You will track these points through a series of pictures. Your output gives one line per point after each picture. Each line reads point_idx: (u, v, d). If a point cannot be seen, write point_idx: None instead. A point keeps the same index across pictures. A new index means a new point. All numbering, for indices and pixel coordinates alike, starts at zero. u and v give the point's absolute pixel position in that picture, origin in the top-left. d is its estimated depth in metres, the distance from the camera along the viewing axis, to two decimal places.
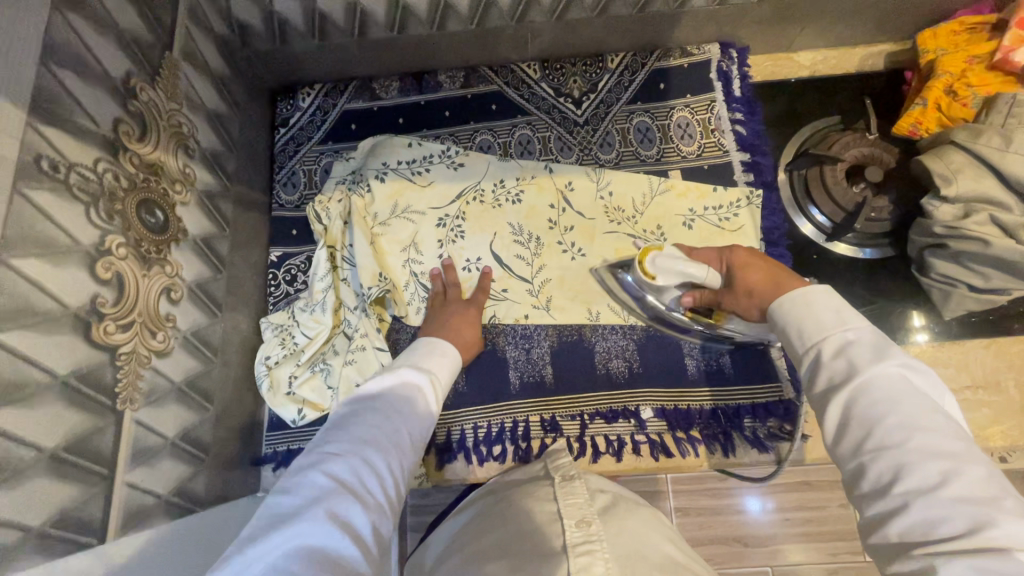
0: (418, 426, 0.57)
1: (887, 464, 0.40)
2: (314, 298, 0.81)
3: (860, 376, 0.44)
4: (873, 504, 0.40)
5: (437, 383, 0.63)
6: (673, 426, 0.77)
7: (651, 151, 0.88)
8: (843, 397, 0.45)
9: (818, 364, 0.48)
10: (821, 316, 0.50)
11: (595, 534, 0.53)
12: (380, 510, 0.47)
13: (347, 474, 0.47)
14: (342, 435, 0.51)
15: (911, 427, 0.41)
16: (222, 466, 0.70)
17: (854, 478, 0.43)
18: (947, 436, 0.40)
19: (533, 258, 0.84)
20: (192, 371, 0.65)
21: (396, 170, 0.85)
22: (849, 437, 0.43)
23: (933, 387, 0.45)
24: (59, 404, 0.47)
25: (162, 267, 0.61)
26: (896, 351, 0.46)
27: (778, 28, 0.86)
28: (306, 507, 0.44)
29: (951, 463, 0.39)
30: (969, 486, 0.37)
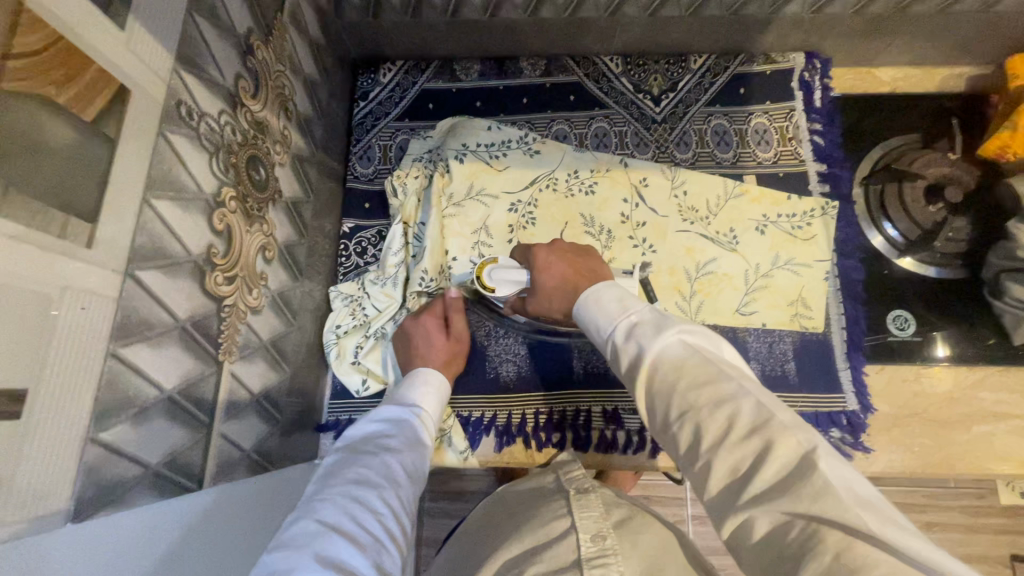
0: (409, 466, 0.58)
1: (688, 427, 0.41)
2: (386, 272, 0.81)
3: (643, 357, 0.46)
4: (698, 471, 0.40)
5: (420, 425, 0.64)
6: None
7: (728, 154, 0.88)
8: (642, 378, 0.45)
9: (618, 349, 0.49)
10: (606, 307, 0.52)
11: (611, 550, 0.52)
12: (377, 549, 0.46)
13: (336, 514, 0.47)
14: (330, 484, 0.51)
15: (697, 384, 0.42)
16: (290, 428, 0.71)
17: (677, 450, 0.43)
18: (715, 374, 0.42)
19: (603, 250, 0.84)
20: (275, 330, 0.66)
21: (474, 151, 0.85)
22: (658, 418, 0.44)
23: (692, 332, 0.46)
24: (179, 349, 0.48)
25: (261, 226, 0.61)
26: (659, 319, 0.48)
27: (866, 42, 0.86)
28: (296, 553, 0.43)
29: (732, 405, 0.40)
30: (739, 419, 0.39)
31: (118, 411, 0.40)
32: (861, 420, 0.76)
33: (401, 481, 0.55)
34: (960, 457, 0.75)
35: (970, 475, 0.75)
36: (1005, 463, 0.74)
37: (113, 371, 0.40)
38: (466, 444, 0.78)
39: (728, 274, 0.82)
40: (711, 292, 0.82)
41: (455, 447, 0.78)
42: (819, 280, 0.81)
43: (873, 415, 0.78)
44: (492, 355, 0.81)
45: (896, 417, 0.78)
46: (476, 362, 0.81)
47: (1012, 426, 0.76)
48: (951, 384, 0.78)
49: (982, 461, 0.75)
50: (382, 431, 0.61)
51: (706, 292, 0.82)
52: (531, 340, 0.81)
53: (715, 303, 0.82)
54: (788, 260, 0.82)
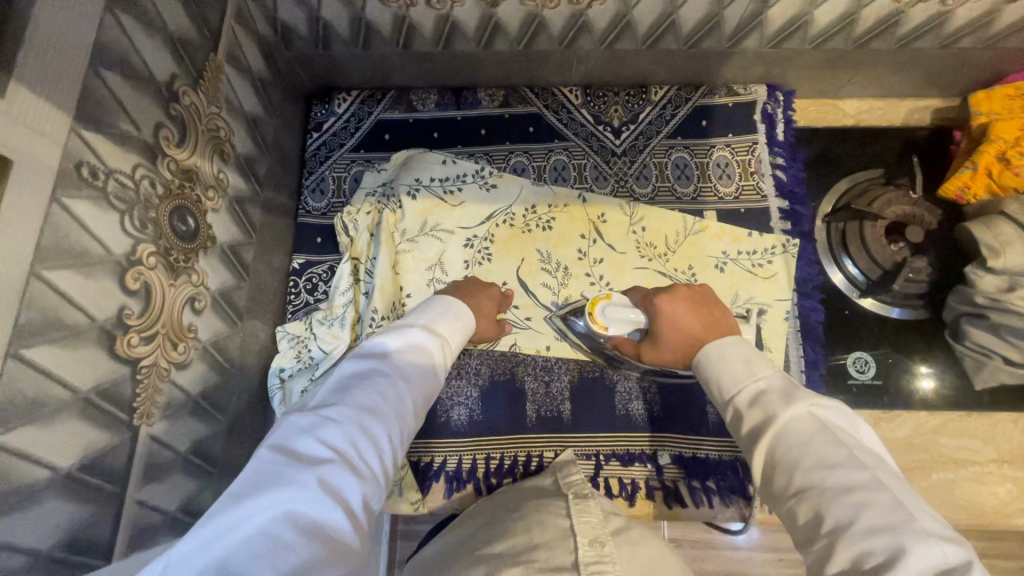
0: (420, 400, 0.56)
1: (809, 506, 0.42)
2: (333, 312, 0.79)
3: (768, 430, 0.47)
4: (810, 551, 0.41)
5: (443, 355, 0.62)
6: (689, 474, 0.75)
7: (688, 188, 0.86)
8: (763, 451, 0.47)
9: (738, 413, 0.51)
10: (734, 366, 0.54)
11: (609, 556, 0.50)
12: (372, 484, 0.46)
13: (343, 441, 0.46)
14: (345, 399, 0.50)
15: (824, 467, 0.43)
16: (229, 478, 0.68)
17: (791, 523, 0.44)
18: (847, 466, 0.43)
19: (560, 287, 0.82)
20: (208, 382, 0.63)
21: (428, 187, 0.83)
22: (772, 490, 0.46)
23: (833, 412, 0.47)
24: (80, 422, 0.45)
25: (189, 276, 0.59)
26: (789, 390, 0.49)
27: (828, 75, 0.84)
28: (303, 469, 0.43)
29: (863, 494, 0.41)
30: (866, 510, 0.40)
31: None
32: None
33: (411, 415, 0.54)
34: None
35: None
36: (963, 510, 0.73)
37: None
38: (410, 489, 0.76)
39: None
40: None
41: (400, 493, 0.76)
42: (779, 321, 0.78)
43: None
44: (444, 398, 0.79)
45: None
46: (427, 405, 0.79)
47: (971, 472, 0.75)
48: (911, 429, 0.76)
49: (939, 508, 0.73)
50: (405, 354, 0.58)
51: None
52: (484, 383, 0.79)
53: None
54: (748, 299, 0.80)
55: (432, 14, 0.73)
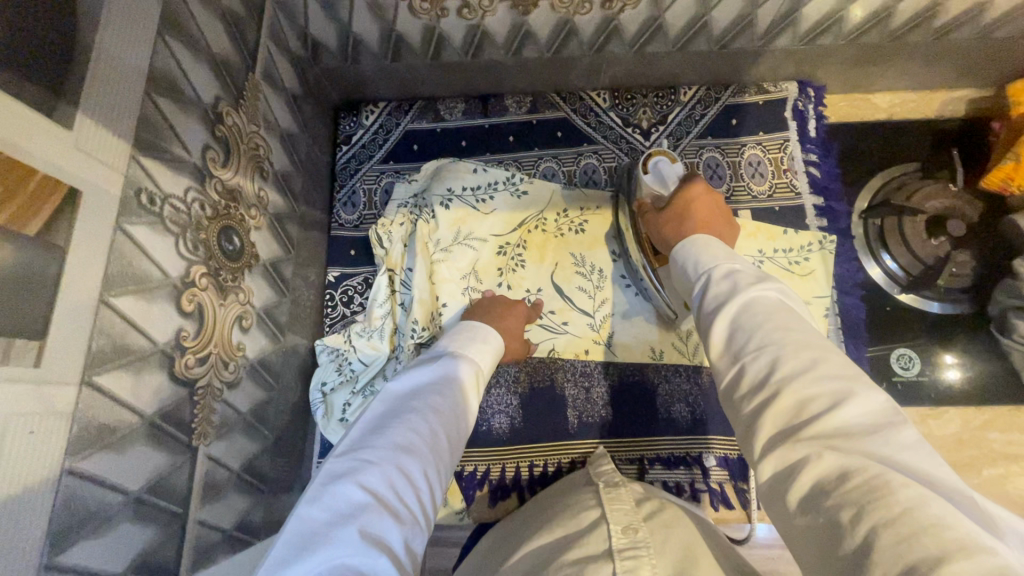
0: (456, 431, 0.54)
1: (763, 357, 0.40)
2: (372, 324, 0.78)
3: (728, 303, 0.46)
4: (753, 400, 0.39)
5: (472, 384, 0.60)
6: (735, 476, 0.74)
7: (721, 188, 0.85)
8: (725, 315, 0.45)
9: (707, 286, 0.49)
10: (714, 252, 0.53)
11: (643, 542, 0.48)
12: (413, 528, 0.43)
13: (383, 485, 0.44)
14: (379, 439, 0.48)
15: (782, 328, 0.41)
16: (277, 493, 0.69)
17: (736, 382, 0.42)
18: (791, 332, 0.41)
19: (595, 291, 0.82)
20: (256, 399, 0.64)
21: (460, 196, 0.83)
22: (721, 364, 0.44)
23: (787, 292, 0.46)
24: (147, 446, 0.46)
25: (236, 295, 0.59)
26: (748, 271, 0.49)
27: (861, 69, 0.83)
28: (343, 520, 0.40)
29: (817, 352, 0.39)
30: (803, 363, 0.38)
31: (74, 531, 0.39)
32: None
33: (447, 449, 0.52)
34: None
35: None
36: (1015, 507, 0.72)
37: (69, 489, 0.38)
38: (454, 498, 0.77)
39: None
40: None
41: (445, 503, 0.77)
42: (821, 319, 0.77)
43: None
44: (484, 407, 0.79)
45: None
46: None
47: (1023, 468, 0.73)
48: (959, 425, 0.75)
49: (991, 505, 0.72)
50: (436, 386, 0.56)
51: None
52: (523, 389, 0.79)
53: None
54: None
55: (463, 24, 0.73)
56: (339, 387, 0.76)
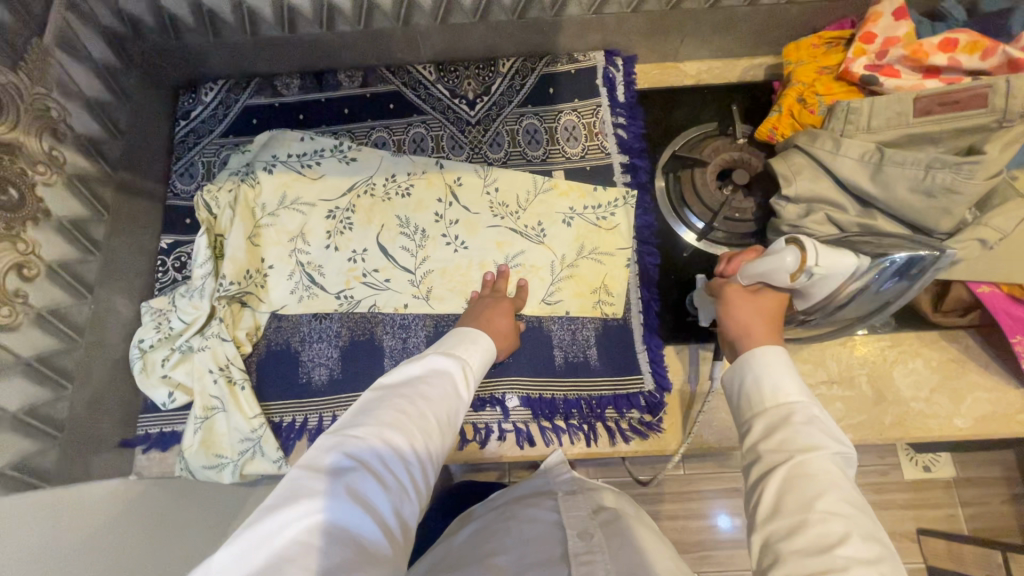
0: (453, 413, 0.56)
1: (830, 527, 0.42)
2: (193, 284, 0.81)
3: (801, 456, 0.46)
4: (805, 564, 0.40)
5: (468, 372, 0.61)
6: (536, 414, 0.79)
7: (538, 151, 0.91)
8: (791, 461, 0.46)
9: (783, 419, 0.49)
10: (791, 380, 0.51)
11: (598, 546, 0.53)
12: (401, 492, 0.48)
13: (365, 455, 0.48)
14: (373, 417, 0.51)
15: (849, 504, 0.43)
16: (81, 442, 0.71)
17: (783, 538, 0.43)
18: (862, 519, 0.43)
19: (418, 249, 0.87)
20: (46, 347, 0.66)
21: (285, 162, 0.88)
22: (761, 502, 0.46)
23: (847, 459, 0.48)
24: None
25: (14, 244, 0.62)
26: (829, 424, 0.49)
27: (658, 38, 0.91)
28: (329, 485, 0.45)
29: (882, 547, 0.41)
30: (868, 555, 0.40)
31: None
32: (658, 400, 0.78)
33: (442, 425, 0.54)
34: None
35: None
36: None
37: None
38: (269, 446, 0.77)
39: (535, 266, 0.85)
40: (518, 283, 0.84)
41: (260, 454, 0.77)
42: (620, 267, 0.84)
43: (669, 393, 0.78)
44: (305, 360, 0.82)
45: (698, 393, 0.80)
46: (288, 369, 0.82)
47: None
48: None
49: None
50: (429, 374, 0.57)
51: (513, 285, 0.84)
52: (344, 343, 0.83)
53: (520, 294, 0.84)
54: (592, 250, 0.85)
55: None
56: (159, 343, 0.79)
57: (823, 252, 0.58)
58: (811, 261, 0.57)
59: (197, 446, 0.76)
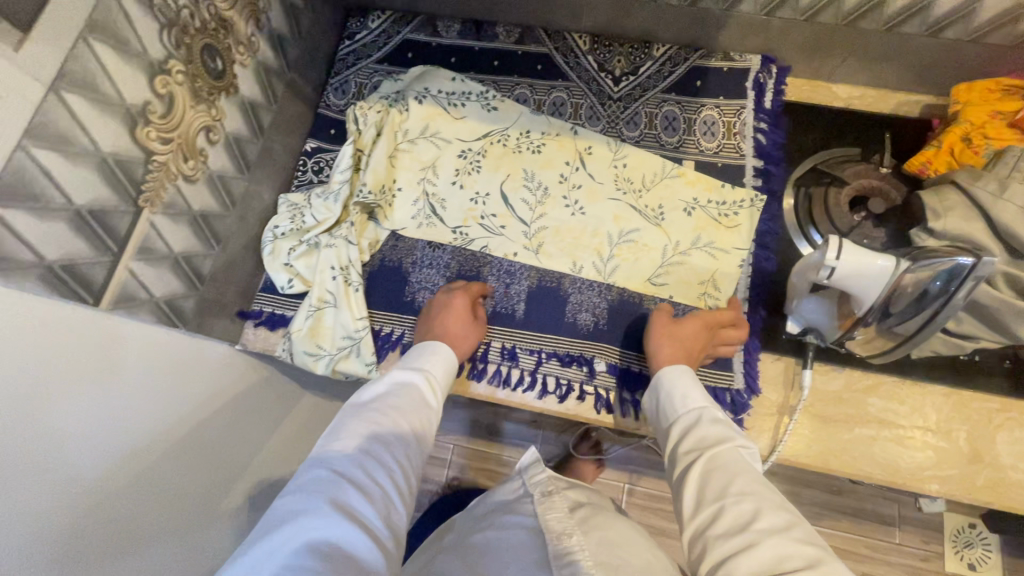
0: (422, 421, 0.65)
1: (744, 505, 0.52)
2: (330, 187, 0.87)
3: (710, 451, 0.59)
4: (726, 541, 0.51)
5: (429, 382, 0.69)
6: (620, 385, 0.80)
7: (673, 138, 0.92)
8: (699, 462, 0.58)
9: (694, 424, 0.63)
10: (693, 391, 0.67)
11: None
12: (386, 500, 0.56)
13: (347, 469, 0.56)
14: (349, 435, 0.59)
15: (755, 483, 0.54)
16: (212, 301, 0.78)
17: (708, 525, 0.53)
18: (768, 495, 0.54)
19: (537, 204, 0.90)
20: (209, 207, 0.73)
21: (435, 96, 0.93)
22: (686, 499, 0.57)
23: (756, 456, 0.60)
24: (100, 177, 0.56)
25: (209, 108, 0.69)
26: (727, 424, 0.62)
27: (819, 53, 0.90)
28: (314, 498, 0.52)
29: (792, 515, 0.52)
30: (776, 522, 0.50)
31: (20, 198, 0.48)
32: (744, 400, 0.78)
33: (414, 437, 0.63)
34: (836, 453, 0.77)
35: (844, 474, 0.76)
36: (877, 466, 0.76)
37: (20, 164, 0.47)
38: (366, 350, 0.82)
39: (647, 245, 0.86)
40: (627, 258, 0.86)
41: (355, 354, 0.82)
42: (732, 266, 0.84)
43: (757, 397, 0.79)
44: (413, 282, 0.87)
45: (785, 406, 0.79)
46: (396, 285, 0.87)
47: (894, 433, 0.77)
48: (841, 384, 0.79)
49: (855, 460, 0.76)
50: (394, 390, 0.66)
51: (622, 258, 0.86)
52: (451, 276, 0.87)
53: (628, 268, 0.85)
54: (707, 243, 0.86)
55: None
56: (290, 233, 0.85)
57: (848, 249, 0.60)
58: (828, 257, 0.60)
59: (304, 332, 0.82)
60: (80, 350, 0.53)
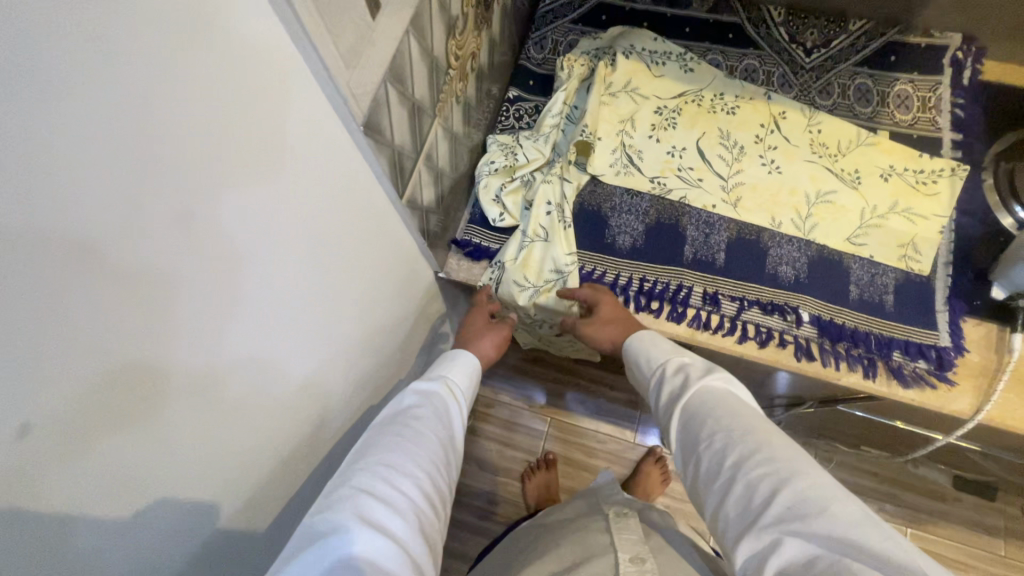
0: (450, 432, 0.60)
1: (717, 443, 0.51)
2: (541, 131, 0.93)
3: (686, 400, 0.57)
4: (712, 493, 0.50)
5: (451, 393, 0.65)
6: (823, 335, 0.82)
7: (867, 109, 0.95)
8: (678, 418, 0.57)
9: (664, 378, 0.62)
10: (653, 349, 0.66)
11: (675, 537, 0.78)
12: (417, 513, 0.48)
13: (372, 483, 0.48)
14: (370, 453, 0.52)
15: (729, 414, 0.53)
16: (439, 224, 0.83)
17: (699, 480, 0.52)
18: (761, 427, 0.51)
19: (733, 161, 0.93)
20: (457, 131, 0.78)
21: (639, 53, 0.97)
22: (675, 455, 0.56)
23: (735, 386, 0.58)
24: (427, 76, 0.61)
25: (477, 36, 0.75)
26: (700, 370, 0.61)
27: (1022, 35, 0.92)
28: (337, 517, 0.44)
29: (757, 436, 0.50)
30: (743, 453, 0.49)
31: (397, 76, 0.53)
32: (951, 358, 0.80)
33: (441, 447, 0.57)
34: None
35: None
36: None
37: (403, 44, 0.52)
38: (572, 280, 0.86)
39: (845, 207, 0.89)
40: (825, 217, 0.88)
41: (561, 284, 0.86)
42: (932, 232, 0.86)
43: (963, 357, 0.81)
44: (613, 225, 0.91)
45: (991, 369, 0.79)
46: (598, 227, 0.91)
47: None
48: None
49: None
50: (417, 399, 0.61)
51: (820, 217, 0.88)
52: (651, 223, 0.91)
53: (826, 227, 0.88)
54: (906, 209, 0.88)
55: None
56: (502, 169, 0.91)
57: None
58: None
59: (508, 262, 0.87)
60: (366, 257, 0.63)
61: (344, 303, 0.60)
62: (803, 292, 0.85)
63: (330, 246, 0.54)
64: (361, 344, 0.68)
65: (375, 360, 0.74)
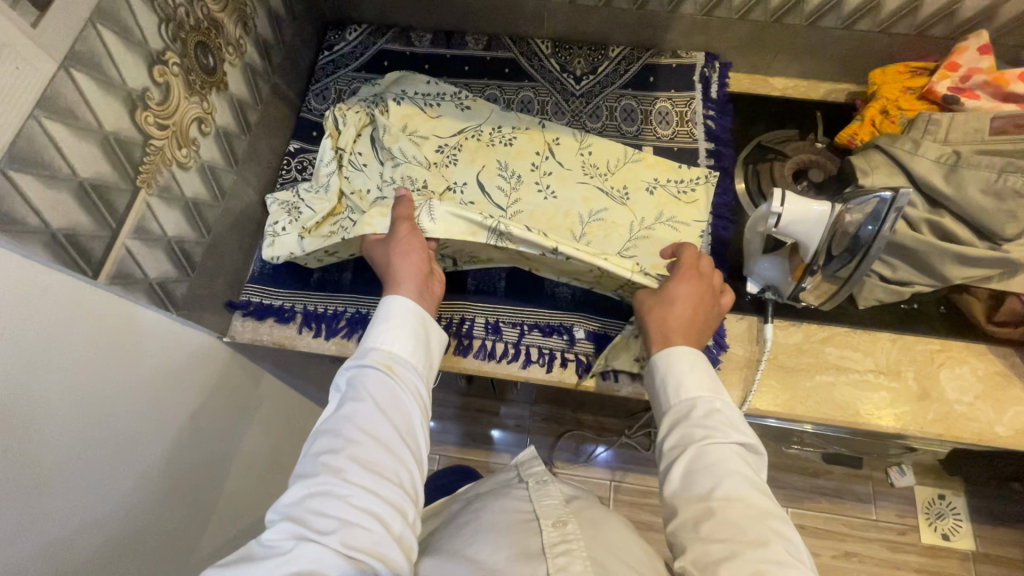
0: (393, 410, 0.65)
1: (731, 509, 0.57)
2: (319, 181, 0.91)
3: (710, 444, 0.62)
4: (711, 545, 0.56)
5: (389, 365, 0.68)
6: (598, 349, 0.85)
7: (632, 128, 1.01)
8: (688, 458, 0.62)
9: (691, 414, 0.66)
10: (695, 374, 0.68)
11: (570, 534, 0.63)
12: (345, 525, 0.56)
13: (304, 512, 0.57)
14: (303, 475, 0.60)
15: (750, 488, 0.59)
16: (203, 291, 0.81)
17: (698, 521, 0.58)
18: (762, 504, 0.58)
19: (512, 191, 0.96)
20: (200, 195, 0.77)
21: (412, 98, 1.00)
22: (677, 481, 0.62)
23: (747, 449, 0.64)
24: (99, 150, 0.59)
25: (201, 101, 0.74)
26: (725, 421, 0.65)
27: (755, 48, 1.02)
28: (273, 545, 0.55)
29: (774, 521, 0.57)
30: (760, 534, 0.55)
31: (26, 162, 0.51)
32: (714, 355, 0.84)
33: (382, 440, 0.62)
34: (801, 399, 0.83)
35: (811, 417, 0.82)
36: (838, 408, 0.82)
37: (31, 131, 0.51)
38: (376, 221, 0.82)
39: (616, 223, 0.93)
40: (598, 235, 0.92)
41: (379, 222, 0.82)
42: (694, 237, 0.91)
43: (727, 352, 0.85)
44: None
45: (751, 360, 0.85)
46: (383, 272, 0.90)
47: (850, 377, 0.84)
48: (800, 337, 0.86)
49: (819, 404, 0.82)
50: (350, 393, 0.66)
51: (593, 235, 0.92)
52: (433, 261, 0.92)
53: (601, 243, 0.91)
54: (670, 218, 0.93)
55: None
56: (290, 228, 0.88)
57: (791, 199, 0.69)
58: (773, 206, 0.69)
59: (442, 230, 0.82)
60: (127, 310, 0.64)
61: (63, 391, 0.56)
62: (586, 318, 0.87)
63: (10, 341, 0.49)
64: (129, 402, 0.65)
65: (161, 400, 0.71)
